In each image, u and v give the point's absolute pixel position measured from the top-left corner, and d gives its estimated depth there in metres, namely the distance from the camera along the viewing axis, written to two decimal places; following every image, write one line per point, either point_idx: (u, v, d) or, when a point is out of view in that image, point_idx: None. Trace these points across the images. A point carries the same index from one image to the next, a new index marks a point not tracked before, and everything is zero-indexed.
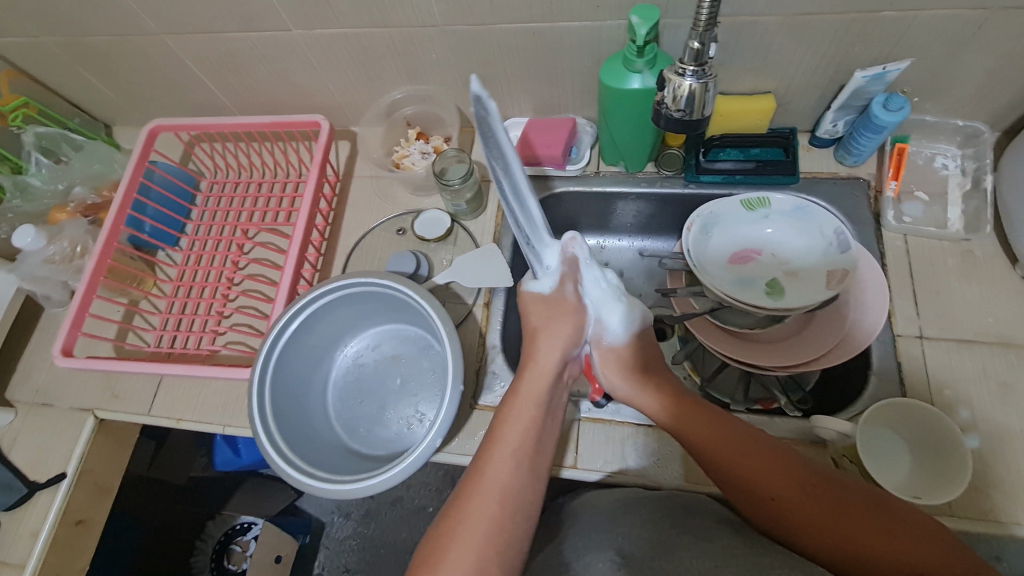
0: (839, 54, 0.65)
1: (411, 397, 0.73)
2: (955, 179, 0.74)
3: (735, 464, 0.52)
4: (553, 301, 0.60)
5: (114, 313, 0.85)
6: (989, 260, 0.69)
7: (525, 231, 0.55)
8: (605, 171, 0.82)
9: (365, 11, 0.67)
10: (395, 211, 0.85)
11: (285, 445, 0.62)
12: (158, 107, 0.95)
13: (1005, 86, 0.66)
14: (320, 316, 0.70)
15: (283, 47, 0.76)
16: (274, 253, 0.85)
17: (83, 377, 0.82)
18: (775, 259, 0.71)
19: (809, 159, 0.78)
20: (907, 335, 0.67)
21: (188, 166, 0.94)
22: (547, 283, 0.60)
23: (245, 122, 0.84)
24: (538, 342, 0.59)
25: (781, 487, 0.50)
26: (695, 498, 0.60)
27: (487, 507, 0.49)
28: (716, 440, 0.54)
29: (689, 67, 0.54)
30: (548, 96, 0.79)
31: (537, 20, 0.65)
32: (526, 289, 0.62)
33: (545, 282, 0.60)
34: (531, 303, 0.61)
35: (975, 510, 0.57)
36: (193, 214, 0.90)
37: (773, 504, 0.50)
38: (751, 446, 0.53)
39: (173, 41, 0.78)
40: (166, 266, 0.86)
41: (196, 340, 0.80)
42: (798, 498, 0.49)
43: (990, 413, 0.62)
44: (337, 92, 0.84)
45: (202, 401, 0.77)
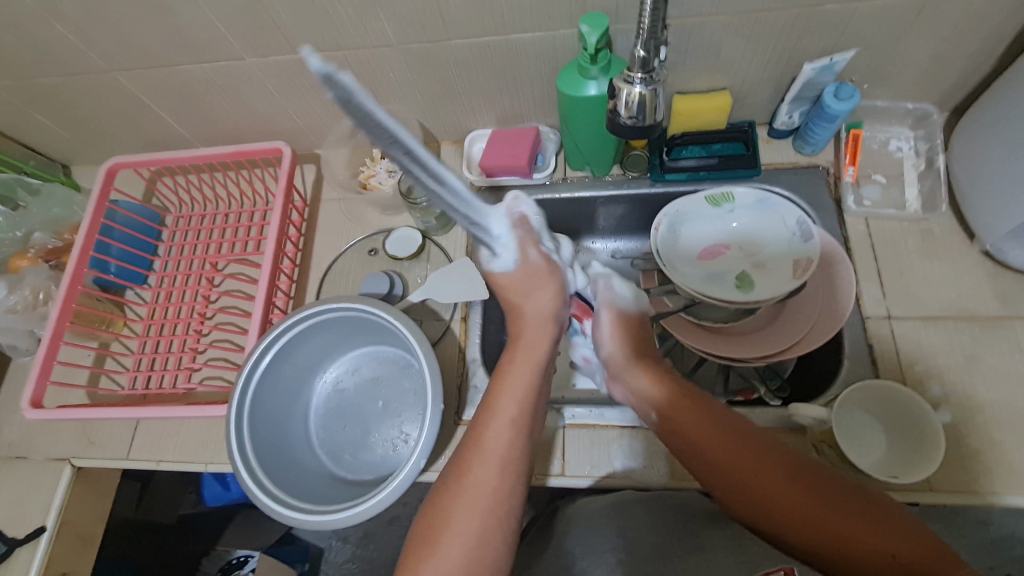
0: (787, 48, 0.67)
1: (395, 418, 0.72)
2: (909, 160, 0.75)
3: (722, 454, 0.51)
4: (521, 274, 0.55)
5: (85, 357, 0.83)
6: (948, 237, 0.71)
7: (465, 214, 0.48)
8: (572, 176, 0.82)
9: (318, 34, 0.67)
10: (365, 232, 0.84)
11: (268, 480, 0.61)
12: (116, 144, 0.93)
13: (947, 68, 0.68)
14: (295, 345, 0.69)
15: (238, 76, 0.75)
16: (245, 283, 0.84)
17: (56, 426, 0.80)
18: (743, 252, 0.72)
19: (769, 150, 0.79)
20: (875, 316, 0.68)
21: (151, 202, 0.92)
22: (509, 257, 0.54)
23: (205, 153, 0.83)
24: (522, 316, 0.55)
25: (766, 476, 0.49)
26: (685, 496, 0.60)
27: None
28: (704, 429, 0.52)
29: (637, 74, 0.54)
30: (509, 107, 0.79)
31: (491, 34, 0.65)
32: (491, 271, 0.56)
33: (505, 256, 0.54)
34: (503, 283, 0.56)
35: (953, 483, 0.59)
36: (160, 250, 0.89)
37: (758, 495, 0.49)
38: (738, 436, 0.51)
39: (125, 77, 0.77)
40: (135, 306, 0.85)
41: (172, 379, 0.79)
42: (783, 486, 0.48)
43: (960, 386, 0.63)
44: (298, 117, 0.84)
45: (182, 441, 0.76)
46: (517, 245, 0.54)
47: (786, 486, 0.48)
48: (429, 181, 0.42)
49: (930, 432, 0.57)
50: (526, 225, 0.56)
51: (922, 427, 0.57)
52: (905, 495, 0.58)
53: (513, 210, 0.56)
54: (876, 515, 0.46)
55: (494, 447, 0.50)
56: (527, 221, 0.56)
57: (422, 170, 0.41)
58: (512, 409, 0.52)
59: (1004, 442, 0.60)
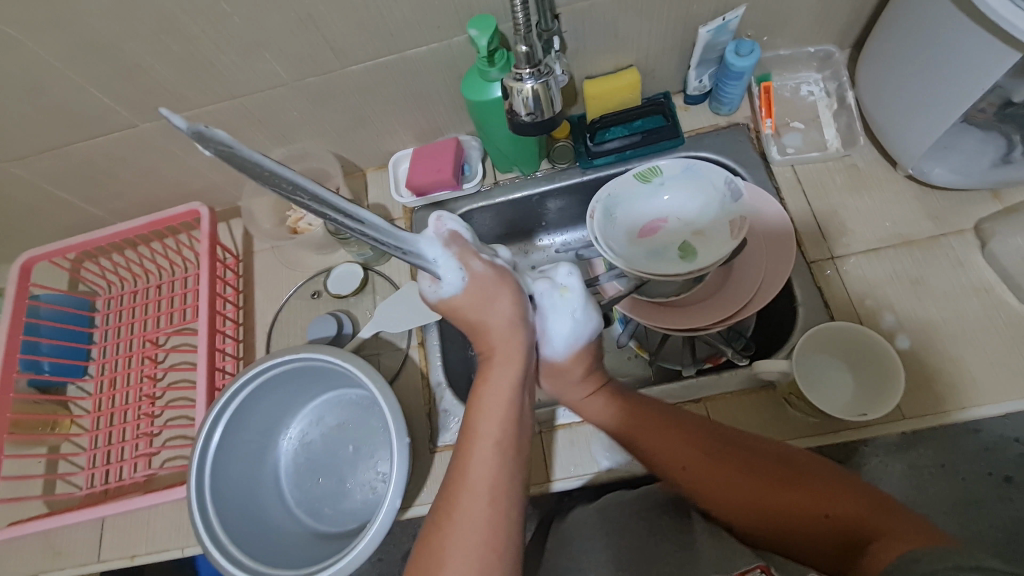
0: (680, 15, 0.67)
1: (369, 459, 0.70)
2: (822, 101, 0.77)
3: (668, 451, 0.55)
4: (476, 287, 0.53)
5: (35, 466, 0.78)
6: (873, 168, 0.72)
7: (390, 243, 0.46)
8: (502, 180, 0.81)
9: (207, 87, 0.65)
10: (305, 277, 0.81)
11: (244, 555, 0.58)
12: (30, 238, 0.88)
13: (836, 7, 0.69)
14: (248, 410, 0.66)
15: (137, 144, 0.72)
16: (191, 353, 0.81)
17: (17, 545, 0.75)
18: (680, 223, 0.72)
19: (688, 117, 0.79)
20: (819, 259, 0.69)
21: (78, 289, 0.88)
22: (453, 276, 0.52)
23: (121, 229, 0.79)
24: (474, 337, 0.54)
25: (709, 466, 0.53)
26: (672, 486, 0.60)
27: None
28: (651, 431, 0.56)
29: (525, 70, 0.54)
30: (424, 122, 0.78)
31: (384, 54, 0.64)
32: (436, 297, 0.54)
33: (450, 275, 0.52)
34: (458, 304, 0.53)
35: (923, 407, 0.59)
36: (95, 338, 0.85)
37: (705, 485, 0.53)
38: (680, 431, 0.55)
39: (17, 168, 0.73)
40: (80, 400, 0.80)
41: (132, 469, 0.75)
42: (725, 472, 0.52)
43: (911, 310, 0.64)
44: (212, 173, 0.81)
45: (153, 531, 0.72)
46: (456, 261, 0.52)
47: (726, 473, 0.52)
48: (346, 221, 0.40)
49: (890, 363, 0.56)
50: (459, 241, 0.54)
51: (883, 360, 0.57)
52: (878, 429, 0.59)
53: (442, 229, 0.53)
54: (812, 482, 0.49)
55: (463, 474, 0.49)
56: (457, 236, 0.54)
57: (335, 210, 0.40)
58: (469, 432, 0.50)
59: (962, 357, 0.61)
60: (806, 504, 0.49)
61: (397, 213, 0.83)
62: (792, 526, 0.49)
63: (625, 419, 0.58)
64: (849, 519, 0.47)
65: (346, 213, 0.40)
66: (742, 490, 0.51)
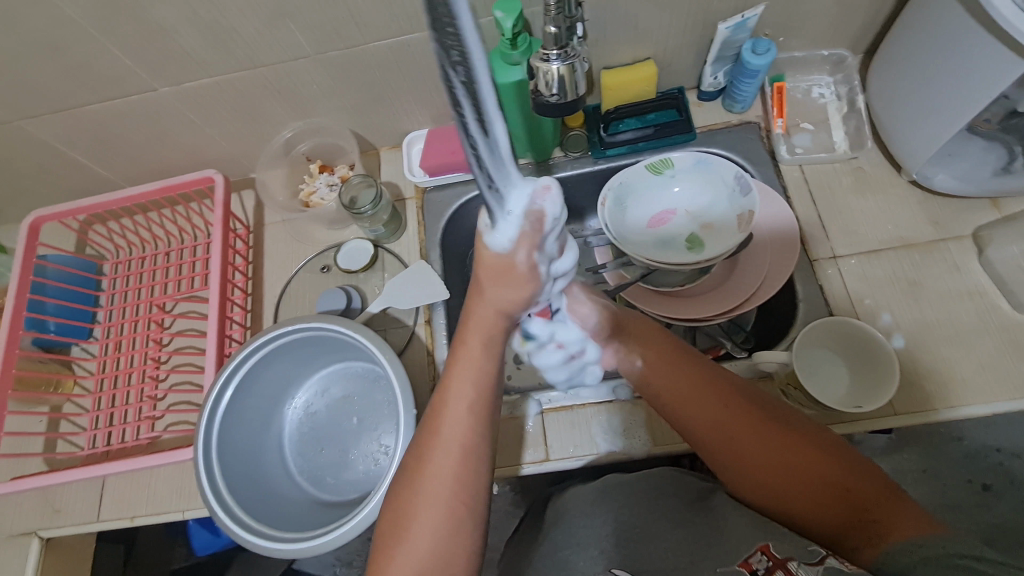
0: (701, 10, 0.68)
1: (372, 432, 0.71)
2: (833, 104, 0.78)
3: (704, 411, 0.51)
4: (505, 266, 0.45)
5: (37, 424, 0.79)
6: (878, 172, 0.74)
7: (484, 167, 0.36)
8: (515, 165, 0.82)
9: (230, 55, 0.65)
10: (315, 251, 0.82)
11: (247, 515, 0.59)
12: (39, 198, 0.88)
13: (853, 12, 0.71)
14: (256, 376, 0.67)
15: (154, 108, 0.72)
16: (197, 320, 0.81)
17: (15, 503, 0.75)
18: (690, 216, 0.74)
19: (701, 113, 0.81)
20: (822, 258, 0.70)
21: (85, 252, 0.88)
22: (506, 238, 0.42)
23: (132, 193, 0.79)
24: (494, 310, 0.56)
25: (742, 432, 0.50)
26: (664, 473, 0.64)
27: None
28: (683, 390, 0.52)
29: (552, 51, 0.55)
30: (441, 104, 0.79)
31: (408, 32, 0.64)
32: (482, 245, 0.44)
33: (505, 234, 0.42)
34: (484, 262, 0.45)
35: (914, 404, 0.61)
36: (102, 301, 0.85)
37: (736, 450, 0.50)
38: (717, 392, 0.52)
39: (32, 126, 0.73)
40: (84, 362, 0.81)
41: (134, 431, 0.76)
42: (760, 439, 0.50)
43: (907, 311, 0.66)
44: (226, 143, 0.81)
45: (154, 493, 0.73)
46: (521, 234, 0.42)
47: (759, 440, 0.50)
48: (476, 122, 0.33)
49: (885, 360, 0.58)
50: (540, 224, 0.43)
51: (879, 357, 0.59)
52: (869, 423, 0.61)
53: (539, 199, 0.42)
54: (842, 458, 0.48)
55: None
56: (544, 221, 0.42)
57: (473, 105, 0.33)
58: None
59: (955, 358, 0.63)
60: (834, 479, 0.47)
61: (409, 192, 0.83)
62: (815, 500, 0.48)
63: (660, 366, 0.54)
64: (869, 496, 0.47)
65: (474, 110, 0.33)
66: (774, 459, 0.49)
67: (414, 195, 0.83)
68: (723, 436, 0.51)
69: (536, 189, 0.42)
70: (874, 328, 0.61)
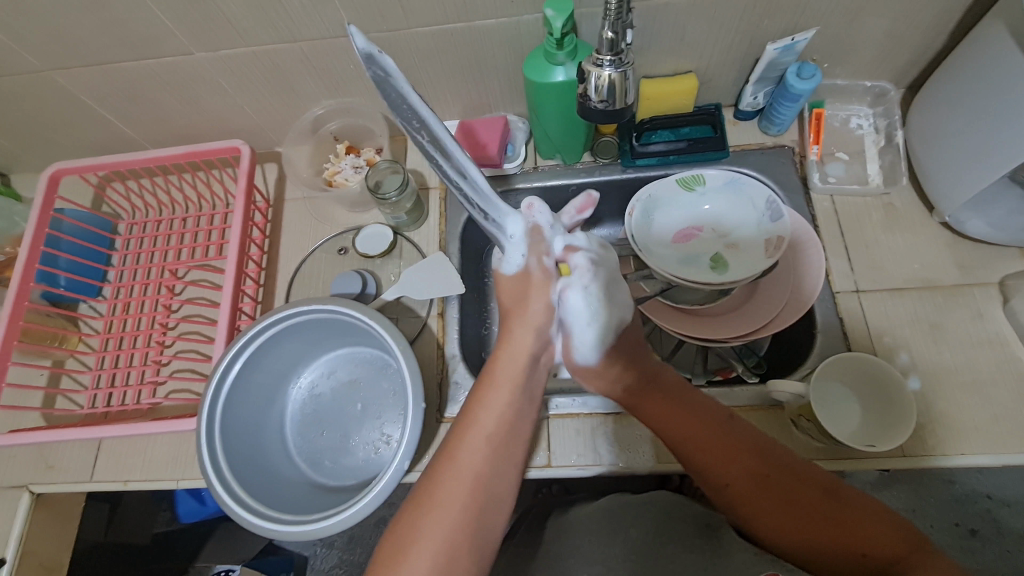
0: (750, 29, 0.67)
1: (375, 420, 0.71)
2: (870, 137, 0.77)
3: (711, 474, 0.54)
4: (523, 278, 0.60)
5: (38, 377, 0.78)
6: (909, 210, 0.73)
7: (476, 205, 0.54)
8: (543, 165, 0.81)
9: (270, 27, 0.64)
10: (333, 231, 0.81)
11: (244, 491, 0.59)
12: (59, 150, 0.87)
13: (902, 46, 0.70)
14: (265, 352, 0.66)
15: (187, 72, 0.71)
16: (208, 290, 0.80)
17: (10, 454, 0.75)
18: (716, 233, 0.73)
19: (735, 132, 0.80)
20: (844, 291, 0.70)
21: (101, 210, 0.87)
22: (516, 256, 0.59)
23: (156, 155, 0.78)
24: (511, 327, 0.60)
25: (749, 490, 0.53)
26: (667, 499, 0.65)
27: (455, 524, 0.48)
28: (691, 445, 0.55)
29: (606, 57, 0.54)
30: (476, 96, 0.78)
31: (453, 21, 0.64)
32: (500, 271, 0.61)
33: (514, 253, 0.59)
34: (504, 283, 0.61)
35: (924, 447, 0.61)
36: (114, 260, 0.84)
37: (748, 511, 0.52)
38: (723, 448, 0.54)
39: (62, 77, 0.72)
40: (91, 320, 0.80)
41: (135, 395, 0.75)
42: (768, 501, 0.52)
43: (926, 354, 0.66)
44: (255, 114, 0.80)
45: (150, 459, 0.72)
46: (526, 248, 0.59)
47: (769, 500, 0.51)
48: (442, 160, 0.50)
49: (897, 395, 0.58)
50: (538, 234, 0.60)
51: (891, 392, 0.59)
52: (877, 463, 0.60)
53: (528, 215, 0.60)
54: (852, 518, 0.49)
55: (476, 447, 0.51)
56: (540, 229, 0.60)
57: (438, 151, 0.50)
58: None
59: (970, 405, 0.63)
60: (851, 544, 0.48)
61: (433, 182, 0.82)
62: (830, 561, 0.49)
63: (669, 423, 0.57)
64: (887, 554, 0.47)
65: (440, 147, 0.50)
66: (782, 522, 0.51)
67: (438, 185, 0.82)
68: (731, 504, 0.54)
69: (525, 207, 0.61)
70: (892, 367, 0.60)
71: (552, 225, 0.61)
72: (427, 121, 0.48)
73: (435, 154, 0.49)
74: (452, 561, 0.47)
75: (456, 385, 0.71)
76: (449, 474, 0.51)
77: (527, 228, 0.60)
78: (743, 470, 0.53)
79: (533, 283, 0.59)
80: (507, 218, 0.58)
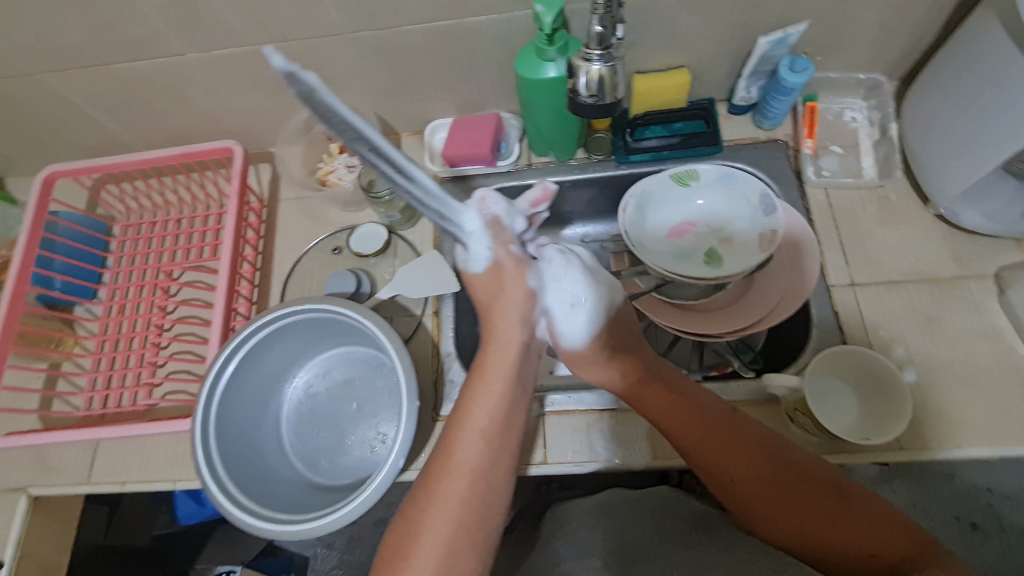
0: (742, 22, 0.67)
1: (371, 419, 0.71)
2: (864, 130, 0.77)
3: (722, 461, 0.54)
4: (495, 274, 0.58)
5: (34, 380, 0.78)
6: (904, 203, 0.73)
7: (429, 206, 0.50)
8: (537, 162, 0.81)
9: (261, 26, 0.64)
10: (327, 231, 0.81)
11: (239, 492, 0.59)
12: (53, 152, 0.87)
13: (895, 38, 0.69)
14: (260, 353, 0.66)
15: (179, 73, 0.71)
16: (203, 291, 0.80)
17: (7, 458, 0.75)
18: (710, 229, 0.73)
19: (729, 127, 0.80)
20: (839, 284, 0.69)
21: (96, 212, 0.87)
22: (482, 253, 0.57)
23: (149, 157, 0.78)
24: (494, 319, 0.58)
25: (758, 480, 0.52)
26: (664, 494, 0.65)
27: (448, 523, 0.48)
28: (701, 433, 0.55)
29: (595, 51, 0.54)
30: (468, 93, 0.77)
31: (443, 18, 0.63)
32: (467, 269, 0.59)
33: (479, 252, 0.57)
34: (475, 281, 0.59)
35: (921, 440, 0.61)
36: (109, 262, 0.84)
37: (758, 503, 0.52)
38: (734, 439, 0.54)
39: (54, 80, 0.72)
40: (87, 322, 0.80)
41: (132, 397, 0.75)
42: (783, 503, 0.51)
43: (922, 346, 0.65)
44: (247, 114, 0.80)
45: (147, 460, 0.72)
46: (490, 240, 0.57)
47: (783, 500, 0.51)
48: (392, 173, 0.44)
49: (894, 388, 0.58)
50: (498, 225, 0.58)
51: (889, 385, 0.59)
52: (874, 456, 0.60)
53: (484, 210, 0.57)
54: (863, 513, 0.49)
55: (469, 447, 0.51)
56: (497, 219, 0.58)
57: (382, 159, 0.44)
58: None
59: (966, 397, 0.62)
60: (858, 546, 0.48)
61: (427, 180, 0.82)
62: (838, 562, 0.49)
63: (681, 412, 0.56)
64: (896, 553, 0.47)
65: (391, 167, 0.44)
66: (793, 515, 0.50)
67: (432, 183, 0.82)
68: (734, 491, 0.53)
69: (477, 201, 0.57)
70: (886, 360, 0.60)
71: (509, 212, 0.58)
72: (358, 125, 0.42)
73: (381, 164, 0.44)
74: (447, 559, 0.47)
75: (452, 384, 0.71)
76: (444, 472, 0.51)
77: (485, 222, 0.57)
78: (754, 460, 0.53)
79: (507, 276, 0.58)
80: (461, 213, 0.56)
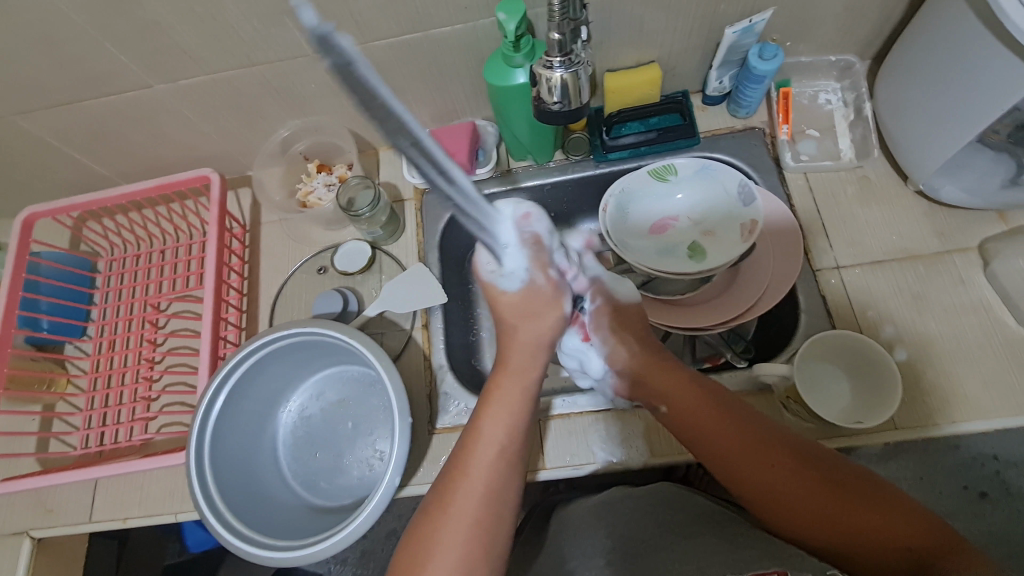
0: (709, 14, 0.66)
1: (367, 437, 0.71)
2: (839, 111, 0.77)
3: (728, 446, 0.54)
4: (529, 295, 0.58)
5: (29, 423, 0.78)
6: (884, 182, 0.73)
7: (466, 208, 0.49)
8: (516, 167, 0.81)
9: (226, 53, 0.64)
10: (311, 251, 0.81)
11: (239, 522, 0.59)
12: (32, 193, 0.87)
13: (862, 18, 0.69)
14: (251, 380, 0.66)
15: (150, 105, 0.71)
16: (192, 320, 0.80)
17: (7, 501, 0.74)
18: (692, 222, 0.74)
19: (705, 118, 0.80)
20: (824, 268, 0.69)
21: (79, 249, 0.87)
22: (520, 273, 0.57)
23: (127, 191, 0.78)
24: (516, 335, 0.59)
25: (768, 465, 0.52)
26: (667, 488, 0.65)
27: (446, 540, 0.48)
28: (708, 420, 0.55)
29: (556, 58, 0.54)
30: (442, 104, 0.77)
31: (408, 31, 0.63)
32: (495, 288, 0.58)
33: (514, 278, 0.57)
34: (504, 302, 0.59)
35: (916, 418, 0.61)
36: (96, 298, 0.84)
37: (773, 491, 0.51)
38: (744, 424, 0.54)
39: (26, 121, 0.71)
40: (78, 360, 0.80)
41: (127, 432, 0.75)
42: (795, 491, 0.50)
43: (910, 324, 0.65)
44: (224, 141, 0.80)
45: (146, 494, 0.72)
46: (530, 259, 0.57)
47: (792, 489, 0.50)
48: (440, 178, 0.44)
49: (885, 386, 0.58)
50: (538, 244, 0.58)
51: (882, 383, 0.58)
52: (869, 439, 0.60)
53: (524, 226, 0.58)
54: (882, 500, 0.49)
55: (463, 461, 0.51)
56: (537, 238, 0.58)
57: (434, 167, 0.43)
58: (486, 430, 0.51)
59: (960, 372, 0.62)
60: (879, 533, 0.47)
61: (408, 194, 0.82)
62: (859, 556, 0.48)
63: (686, 398, 0.57)
64: (918, 543, 0.46)
65: (433, 163, 0.43)
66: (807, 501, 0.50)
67: (413, 196, 0.82)
68: (739, 469, 0.53)
69: (520, 214, 0.58)
70: (875, 342, 0.60)
71: (548, 232, 0.59)
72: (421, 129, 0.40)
73: (430, 169, 0.43)
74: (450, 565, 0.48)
75: (446, 396, 0.71)
76: (448, 487, 0.51)
77: (524, 240, 0.58)
78: (764, 442, 0.53)
79: (544, 299, 0.58)
80: (500, 225, 0.55)
